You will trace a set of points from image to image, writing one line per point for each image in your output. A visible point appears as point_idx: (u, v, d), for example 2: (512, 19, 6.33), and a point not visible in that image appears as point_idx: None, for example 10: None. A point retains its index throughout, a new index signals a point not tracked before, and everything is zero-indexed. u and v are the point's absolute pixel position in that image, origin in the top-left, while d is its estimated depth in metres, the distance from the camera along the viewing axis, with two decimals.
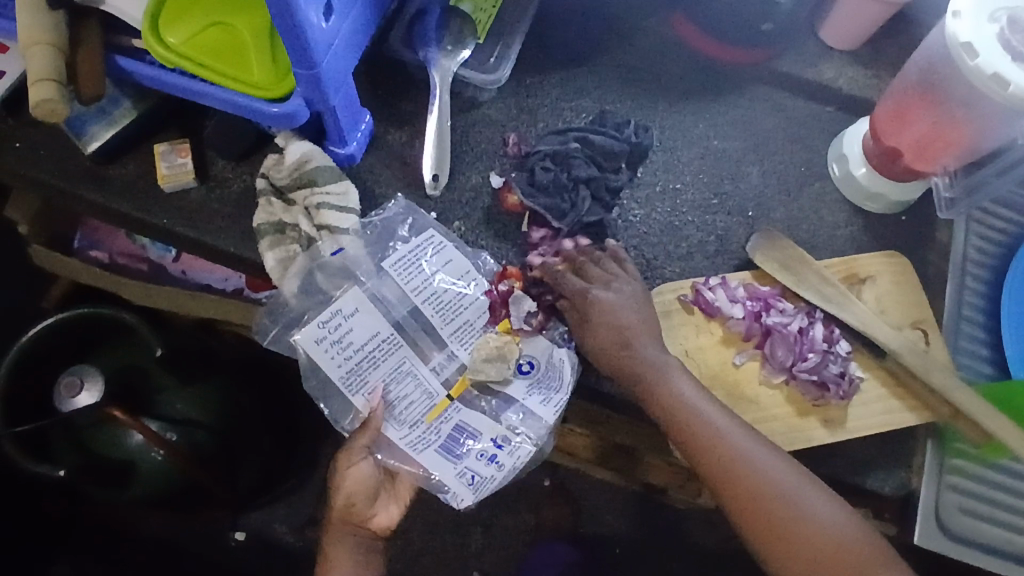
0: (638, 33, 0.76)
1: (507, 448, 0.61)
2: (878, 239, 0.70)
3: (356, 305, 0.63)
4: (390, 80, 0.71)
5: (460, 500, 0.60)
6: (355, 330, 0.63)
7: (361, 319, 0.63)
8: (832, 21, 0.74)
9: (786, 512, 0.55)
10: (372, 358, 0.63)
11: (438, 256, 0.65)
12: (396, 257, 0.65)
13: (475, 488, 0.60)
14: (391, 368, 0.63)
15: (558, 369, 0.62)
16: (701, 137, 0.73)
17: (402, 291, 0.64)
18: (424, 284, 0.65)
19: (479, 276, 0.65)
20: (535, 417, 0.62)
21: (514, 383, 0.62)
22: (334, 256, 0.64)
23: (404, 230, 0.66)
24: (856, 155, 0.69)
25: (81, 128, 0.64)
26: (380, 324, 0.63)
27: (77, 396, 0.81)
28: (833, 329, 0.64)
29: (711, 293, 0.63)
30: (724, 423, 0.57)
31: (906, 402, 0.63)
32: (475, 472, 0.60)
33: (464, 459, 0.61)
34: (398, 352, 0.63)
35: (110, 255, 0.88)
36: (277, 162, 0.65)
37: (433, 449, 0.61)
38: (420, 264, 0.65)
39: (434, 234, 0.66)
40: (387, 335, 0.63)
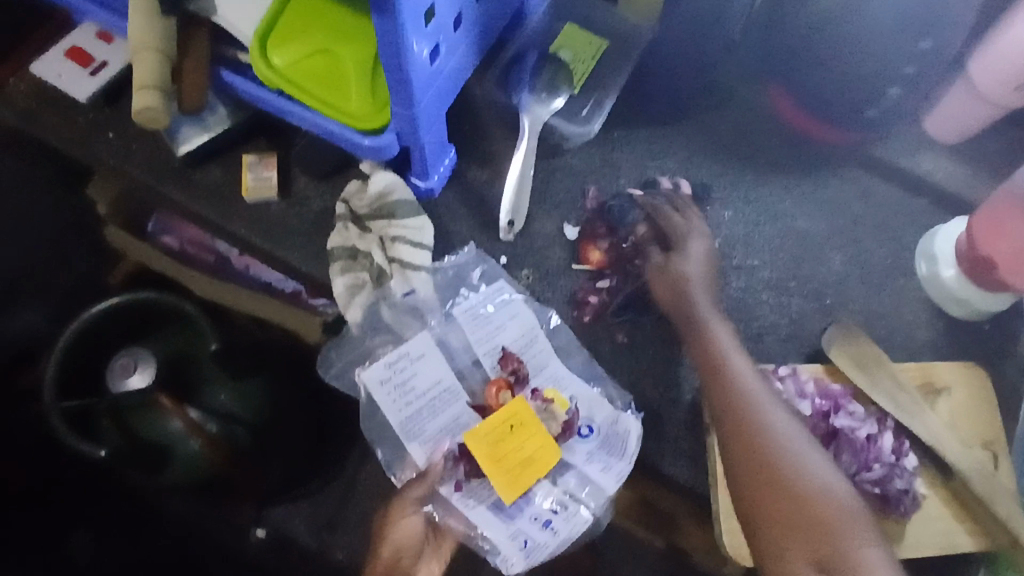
0: (732, 100, 0.74)
1: (562, 514, 0.61)
2: (958, 346, 0.67)
3: (423, 349, 0.64)
4: (479, 118, 0.71)
5: (510, 563, 0.60)
6: (418, 376, 0.63)
7: (427, 364, 0.63)
8: (939, 113, 0.71)
9: (787, 466, 0.54)
10: (432, 407, 0.63)
11: (505, 307, 0.65)
12: (466, 306, 0.65)
13: (526, 553, 0.60)
14: (450, 418, 0.63)
15: (618, 441, 0.62)
16: (786, 214, 0.70)
17: (468, 340, 0.65)
18: (490, 336, 0.65)
19: (543, 332, 0.65)
20: (595, 486, 0.62)
21: (573, 446, 0.63)
22: (406, 296, 0.65)
23: (475, 277, 0.67)
24: (946, 255, 0.66)
25: (176, 130, 0.66)
26: (444, 371, 0.64)
27: (130, 377, 0.86)
28: (903, 441, 0.61)
29: (780, 384, 0.62)
30: (789, 428, 0.56)
31: (965, 525, 0.60)
32: (528, 535, 0.61)
33: (518, 520, 0.61)
34: (457, 403, 0.63)
35: (180, 242, 0.90)
36: (360, 191, 0.66)
37: (485, 506, 0.61)
38: (487, 316, 0.65)
39: (505, 285, 0.66)
40: (449, 384, 0.63)
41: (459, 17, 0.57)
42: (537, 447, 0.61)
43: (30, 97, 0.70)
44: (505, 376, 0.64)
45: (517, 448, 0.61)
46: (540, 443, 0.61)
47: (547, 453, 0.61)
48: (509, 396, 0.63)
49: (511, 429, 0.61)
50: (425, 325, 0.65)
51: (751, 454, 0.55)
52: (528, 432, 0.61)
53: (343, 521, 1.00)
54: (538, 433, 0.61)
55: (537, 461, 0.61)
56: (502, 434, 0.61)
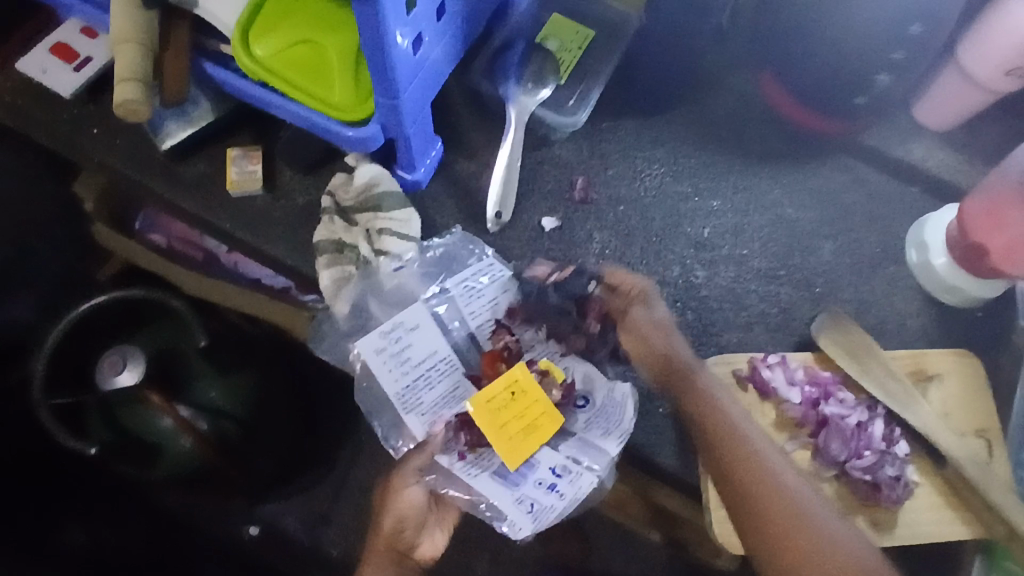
0: (721, 89, 0.73)
1: (567, 476, 0.58)
2: (949, 334, 0.67)
3: (418, 320, 0.63)
4: (466, 109, 0.70)
5: (517, 529, 0.57)
6: (414, 346, 0.62)
7: (423, 335, 0.63)
8: (930, 100, 0.70)
9: (800, 526, 0.51)
10: (429, 378, 0.62)
11: (497, 283, 0.65)
12: (459, 280, 0.65)
13: (534, 517, 0.57)
14: (447, 389, 0.62)
15: (615, 408, 0.61)
16: (775, 203, 0.70)
17: (461, 313, 0.64)
18: (483, 309, 0.64)
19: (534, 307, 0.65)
20: (596, 451, 0.59)
21: (571, 416, 0.62)
22: (396, 273, 0.65)
23: (465, 256, 0.66)
24: (937, 243, 0.66)
25: (159, 125, 0.65)
26: (439, 342, 0.63)
27: (119, 374, 0.84)
28: (893, 429, 0.61)
29: (768, 372, 0.61)
30: (803, 492, 0.53)
31: (956, 512, 0.60)
32: (535, 499, 0.57)
33: (523, 485, 0.58)
34: (453, 374, 0.63)
35: (168, 239, 0.90)
36: (345, 183, 0.65)
37: (487, 474, 0.59)
38: (480, 290, 0.65)
39: (496, 260, 0.66)
40: (445, 354, 0.63)
41: (442, 6, 0.56)
42: (540, 413, 0.60)
43: (14, 93, 0.70)
44: (499, 348, 0.63)
45: (519, 415, 0.59)
46: (541, 409, 0.60)
47: (549, 419, 0.60)
48: (505, 366, 0.62)
49: (513, 396, 0.60)
50: (419, 298, 0.64)
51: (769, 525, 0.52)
52: (529, 399, 0.60)
53: (336, 515, 1.09)
54: (538, 400, 0.60)
55: (540, 428, 0.59)
56: (504, 401, 0.60)
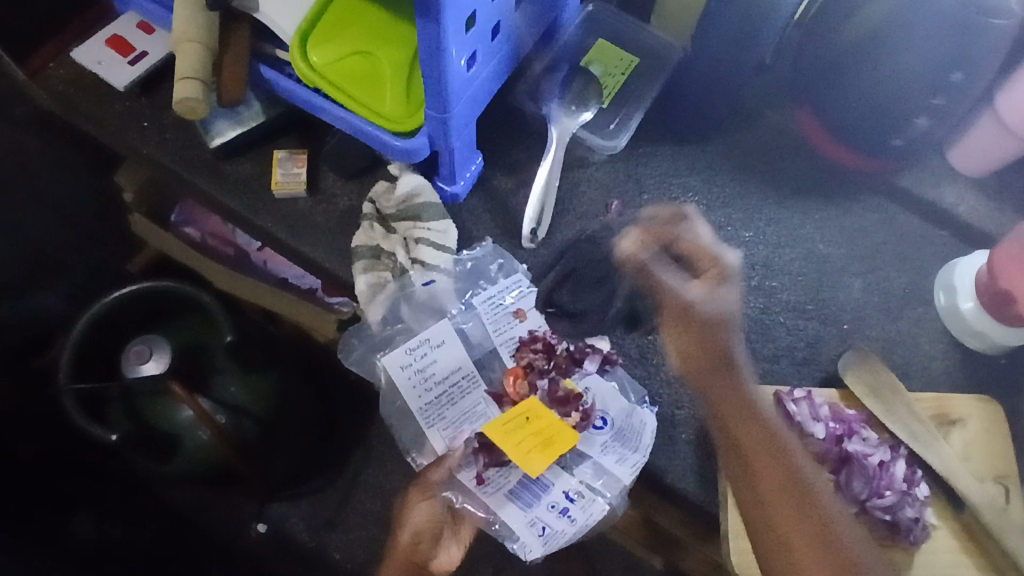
0: (759, 122, 0.75)
1: (579, 502, 0.60)
2: (973, 379, 0.67)
3: (443, 337, 0.65)
4: (507, 127, 0.72)
5: (528, 550, 0.58)
6: (438, 362, 0.64)
7: (447, 352, 0.65)
8: (965, 145, 0.71)
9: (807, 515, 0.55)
10: (451, 394, 0.64)
11: (523, 300, 0.66)
12: (485, 296, 0.66)
13: (544, 540, 0.58)
14: (468, 405, 0.64)
15: (633, 434, 0.61)
16: (806, 238, 0.71)
17: (485, 331, 0.66)
18: (507, 326, 0.66)
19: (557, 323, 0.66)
20: (611, 476, 0.60)
21: (588, 438, 0.62)
22: (424, 287, 0.66)
23: (493, 270, 0.67)
24: (965, 287, 0.66)
25: (211, 124, 0.67)
26: (463, 359, 0.65)
27: (145, 363, 0.87)
28: (915, 470, 0.61)
29: (793, 406, 0.62)
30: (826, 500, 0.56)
31: (973, 559, 0.60)
32: (546, 522, 0.59)
33: (535, 507, 0.59)
34: (475, 390, 0.64)
35: (202, 234, 0.92)
36: (387, 191, 0.66)
37: (501, 493, 0.60)
38: (505, 306, 0.66)
39: (523, 279, 0.67)
40: (468, 371, 0.65)
41: (497, 27, 0.58)
42: (555, 433, 0.60)
43: (69, 83, 0.72)
44: (522, 365, 0.64)
45: (534, 434, 0.60)
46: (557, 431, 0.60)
47: (565, 439, 0.60)
48: (525, 386, 0.63)
49: (527, 420, 0.61)
50: (444, 315, 0.66)
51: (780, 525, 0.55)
52: (544, 422, 0.61)
53: (343, 522, 1.09)
54: (554, 423, 0.61)
55: (555, 447, 0.60)
56: (518, 423, 0.61)
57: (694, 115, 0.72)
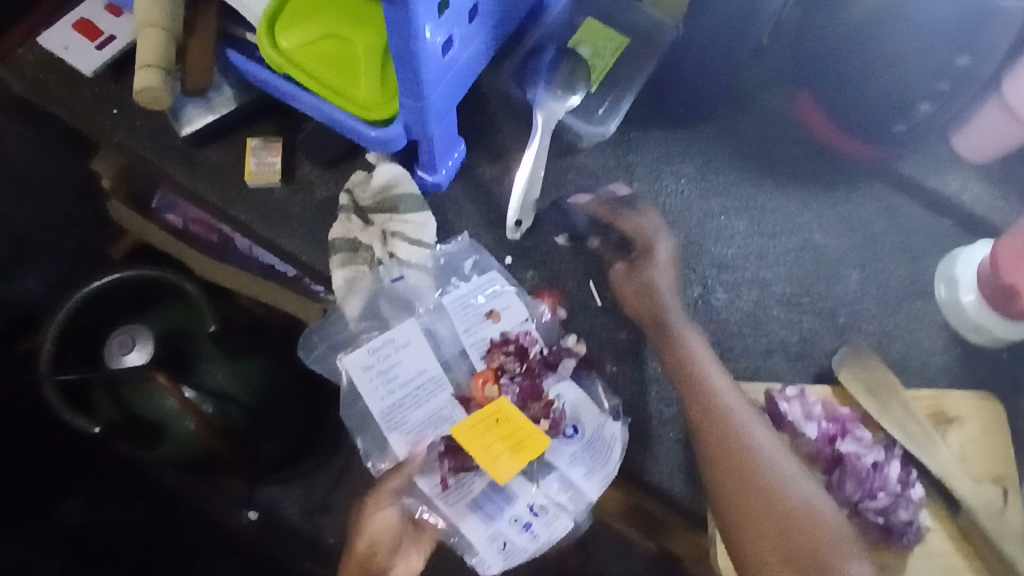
0: (756, 105, 0.71)
1: (543, 518, 0.60)
2: (973, 375, 0.65)
3: (409, 336, 0.62)
4: (492, 111, 0.69)
5: (487, 566, 0.59)
6: (402, 364, 0.62)
7: (413, 353, 0.62)
8: (971, 131, 0.68)
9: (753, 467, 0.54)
10: (416, 397, 0.61)
11: (495, 299, 0.64)
12: (455, 295, 0.64)
13: (505, 556, 0.59)
14: (433, 408, 0.62)
15: (603, 449, 0.60)
16: (802, 228, 0.68)
17: (456, 330, 0.63)
18: (479, 326, 0.63)
19: (532, 325, 0.64)
20: (576, 491, 0.60)
21: (557, 449, 0.61)
22: (395, 282, 0.64)
23: (467, 268, 0.65)
24: (968, 280, 0.64)
25: (180, 110, 0.64)
26: (429, 361, 0.62)
27: (127, 353, 0.87)
28: (910, 471, 0.58)
29: (785, 405, 0.60)
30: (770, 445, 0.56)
31: (967, 561, 0.58)
32: (507, 537, 0.59)
33: (497, 521, 0.60)
34: (441, 394, 0.62)
35: (183, 220, 0.88)
36: (364, 181, 0.64)
37: (464, 505, 0.60)
38: (476, 306, 0.64)
39: (496, 276, 0.64)
40: (434, 374, 0.62)
41: (475, 8, 0.55)
42: (524, 439, 0.59)
43: (37, 68, 0.69)
44: (493, 368, 0.62)
45: (504, 439, 0.59)
46: (525, 434, 0.59)
47: (535, 446, 0.59)
48: (495, 390, 0.61)
49: (497, 422, 0.59)
50: (414, 313, 0.64)
51: (736, 475, 0.54)
52: (514, 425, 0.59)
53: (334, 504, 1.10)
54: (525, 427, 0.59)
55: (524, 454, 0.58)
56: (488, 425, 0.59)
57: (686, 99, 0.69)
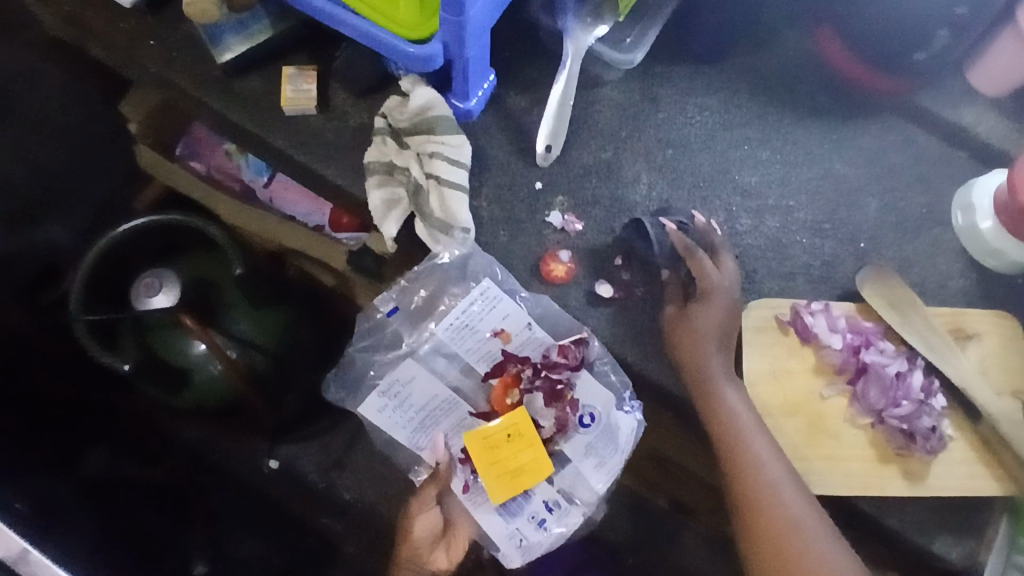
0: (777, 41, 0.73)
1: (556, 513, 0.69)
2: (990, 298, 0.67)
3: (413, 373, 0.69)
4: (521, 44, 0.70)
5: (509, 558, 0.71)
6: (414, 394, 0.69)
7: (420, 385, 0.69)
8: (988, 63, 0.70)
9: (760, 481, 0.56)
10: (433, 417, 0.70)
11: (495, 312, 0.67)
12: (452, 320, 0.68)
13: (523, 547, 0.70)
14: (452, 424, 0.70)
15: (610, 436, 0.68)
16: (824, 158, 0.70)
17: (458, 352, 0.68)
18: (484, 344, 0.68)
19: (539, 327, 0.67)
20: (586, 485, 0.69)
21: (575, 440, 0.68)
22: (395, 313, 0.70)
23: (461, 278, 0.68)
24: (984, 207, 0.65)
25: (219, 38, 0.65)
26: (437, 387, 0.69)
27: (155, 296, 0.85)
28: (932, 380, 0.61)
29: (811, 318, 0.62)
30: (770, 460, 0.57)
31: (987, 467, 0.61)
32: (525, 535, 0.70)
33: (519, 521, 0.69)
34: (455, 409, 0.69)
35: (208, 168, 0.92)
36: (400, 105, 0.64)
37: (488, 509, 0.70)
38: (476, 326, 0.68)
39: (491, 287, 0.66)
40: (446, 396, 0.69)
41: None
42: (531, 458, 0.66)
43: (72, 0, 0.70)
44: (510, 375, 0.67)
45: (511, 456, 0.66)
46: (533, 456, 0.66)
47: (541, 467, 0.66)
48: (517, 394, 0.67)
49: (509, 438, 0.66)
50: (414, 349, 0.69)
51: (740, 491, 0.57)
52: (524, 443, 0.66)
53: (352, 462, 1.06)
54: (533, 446, 0.66)
55: (530, 472, 0.66)
56: (499, 440, 0.66)
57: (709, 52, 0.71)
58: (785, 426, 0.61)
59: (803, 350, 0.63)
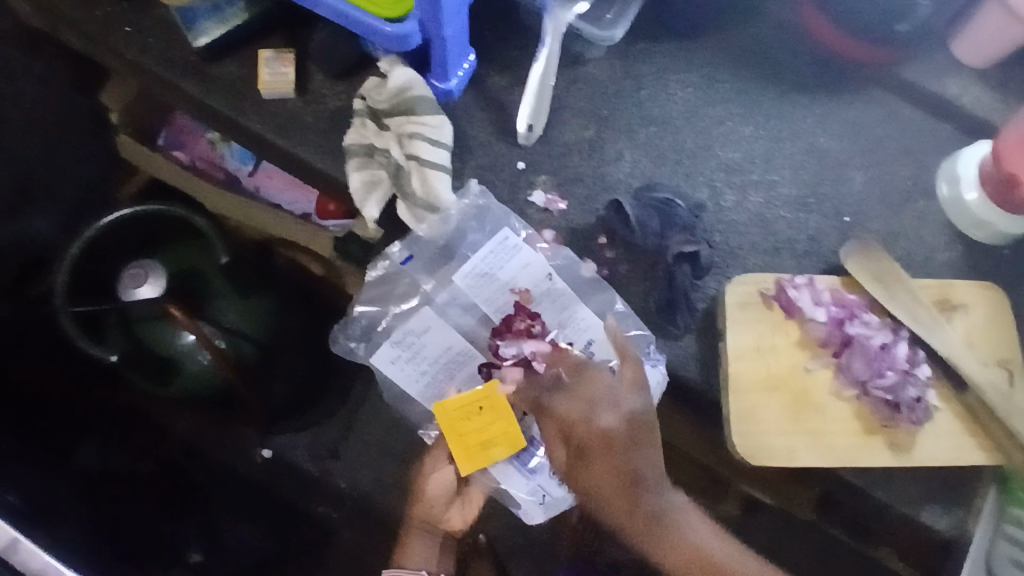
0: (760, 15, 0.72)
1: None
2: (976, 268, 0.66)
3: (426, 323, 0.66)
4: (500, 23, 0.70)
5: (533, 513, 0.70)
6: (428, 346, 0.66)
7: (434, 335, 0.66)
8: (972, 34, 0.69)
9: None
10: (447, 370, 0.66)
11: (513, 259, 0.65)
12: (467, 269, 0.66)
13: (547, 503, 0.68)
14: (468, 378, 0.66)
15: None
16: (808, 132, 0.69)
17: (474, 300, 0.66)
18: (499, 295, 0.66)
19: (558, 275, 0.65)
20: None
21: None
22: (406, 262, 0.67)
23: (475, 233, 0.66)
24: (969, 177, 0.65)
25: (194, 23, 0.66)
26: (452, 337, 0.65)
27: (141, 287, 0.85)
28: (917, 351, 0.61)
29: (795, 292, 0.62)
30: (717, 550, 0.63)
31: (976, 440, 0.60)
32: (546, 490, 0.67)
33: (538, 478, 0.67)
34: (471, 362, 0.66)
35: (191, 158, 0.91)
36: (378, 86, 0.63)
37: (508, 463, 0.66)
38: (493, 275, 0.66)
39: (509, 235, 0.65)
40: (461, 347, 0.66)
41: None
42: (502, 431, 0.61)
43: None
44: (518, 328, 0.64)
45: (481, 429, 0.61)
46: (506, 427, 0.61)
47: (513, 439, 0.61)
48: (525, 346, 0.64)
49: (480, 410, 0.62)
50: (428, 300, 0.67)
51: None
52: (496, 414, 0.61)
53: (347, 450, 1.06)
54: (506, 417, 0.61)
55: (499, 445, 0.61)
56: (471, 412, 0.62)
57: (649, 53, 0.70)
58: (771, 400, 0.60)
59: (788, 327, 0.62)
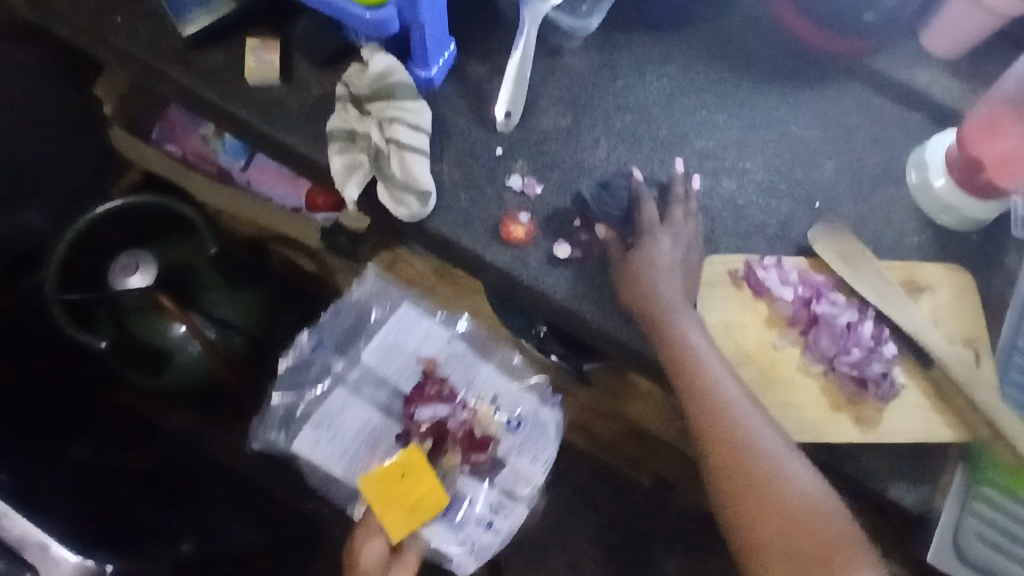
0: (733, 8, 0.74)
1: (500, 516, 0.83)
2: (945, 252, 0.68)
3: (342, 402, 0.84)
4: (480, 16, 0.72)
5: (464, 564, 0.82)
6: (347, 423, 0.83)
7: (347, 416, 0.83)
8: (939, 25, 0.71)
9: (762, 467, 0.56)
10: (365, 442, 0.82)
11: (416, 330, 0.86)
12: (373, 346, 0.85)
13: (474, 552, 0.83)
14: (384, 448, 0.82)
15: (540, 430, 0.85)
16: (780, 120, 0.71)
17: (386, 374, 0.84)
18: (406, 367, 0.84)
19: (456, 339, 0.86)
20: (525, 479, 0.84)
21: (506, 437, 0.84)
22: (316, 349, 0.87)
23: (376, 310, 0.87)
24: (937, 163, 0.67)
25: (181, 13, 0.68)
26: (370, 412, 0.83)
27: (131, 276, 0.86)
28: (882, 329, 0.63)
29: (763, 272, 0.64)
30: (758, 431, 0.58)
31: (942, 415, 0.62)
32: (475, 538, 0.83)
33: (466, 529, 0.82)
34: (388, 430, 0.82)
35: (183, 151, 0.93)
36: (359, 72, 0.65)
37: (438, 522, 0.81)
38: (400, 345, 0.85)
39: (410, 310, 0.86)
40: (376, 420, 0.83)
41: None
42: (425, 491, 0.78)
43: None
44: (428, 393, 0.82)
45: (406, 491, 0.78)
46: (425, 491, 0.78)
47: (434, 498, 0.78)
48: (432, 409, 0.82)
49: (402, 476, 0.78)
50: (343, 380, 0.85)
51: (742, 479, 0.56)
52: (415, 477, 0.78)
53: None
54: (425, 477, 0.78)
55: (424, 503, 0.78)
56: (394, 478, 0.78)
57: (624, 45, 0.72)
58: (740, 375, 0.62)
59: (754, 307, 0.64)
